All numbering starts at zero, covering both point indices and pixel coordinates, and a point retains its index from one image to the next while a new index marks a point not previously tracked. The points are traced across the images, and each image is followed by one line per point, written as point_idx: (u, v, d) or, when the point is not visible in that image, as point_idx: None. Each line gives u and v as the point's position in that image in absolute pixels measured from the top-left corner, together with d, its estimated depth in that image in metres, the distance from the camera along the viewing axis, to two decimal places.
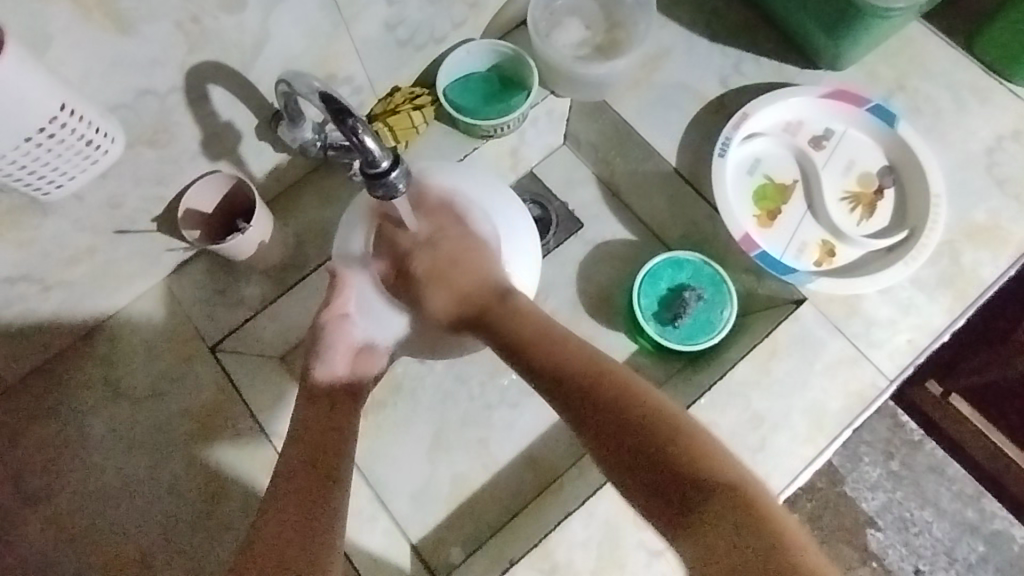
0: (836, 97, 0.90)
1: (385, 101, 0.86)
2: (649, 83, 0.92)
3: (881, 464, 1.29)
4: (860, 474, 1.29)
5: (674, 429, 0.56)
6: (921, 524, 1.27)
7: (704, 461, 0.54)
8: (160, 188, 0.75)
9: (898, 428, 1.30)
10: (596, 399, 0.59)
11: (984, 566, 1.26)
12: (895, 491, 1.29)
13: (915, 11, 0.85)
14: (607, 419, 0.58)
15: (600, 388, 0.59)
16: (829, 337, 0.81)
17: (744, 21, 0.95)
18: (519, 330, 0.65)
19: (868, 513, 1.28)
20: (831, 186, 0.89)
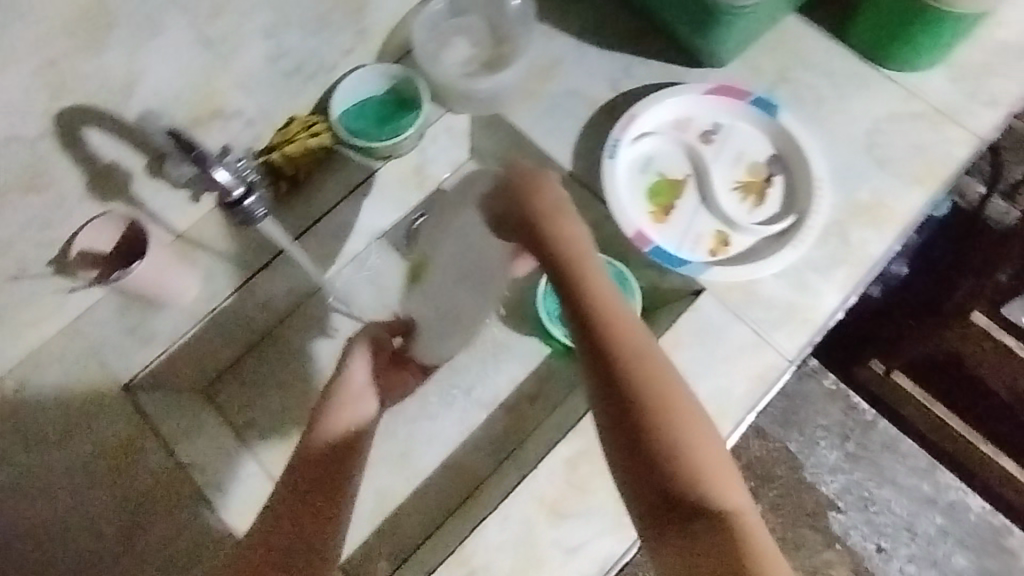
0: (719, 93, 0.93)
1: (282, 132, 0.88)
2: (542, 93, 0.95)
3: (837, 447, 1.33)
4: (818, 458, 1.32)
5: (683, 439, 0.57)
6: (881, 502, 1.30)
7: (705, 475, 0.56)
8: (53, 232, 0.76)
9: (851, 409, 1.34)
10: (630, 407, 0.57)
11: (944, 538, 1.29)
12: (854, 471, 1.32)
13: (770, 7, 0.90)
14: (622, 395, 0.58)
15: (627, 366, 0.58)
16: (727, 324, 0.83)
17: (630, 25, 0.98)
18: (587, 290, 0.61)
19: (828, 496, 1.30)
20: (721, 178, 0.92)
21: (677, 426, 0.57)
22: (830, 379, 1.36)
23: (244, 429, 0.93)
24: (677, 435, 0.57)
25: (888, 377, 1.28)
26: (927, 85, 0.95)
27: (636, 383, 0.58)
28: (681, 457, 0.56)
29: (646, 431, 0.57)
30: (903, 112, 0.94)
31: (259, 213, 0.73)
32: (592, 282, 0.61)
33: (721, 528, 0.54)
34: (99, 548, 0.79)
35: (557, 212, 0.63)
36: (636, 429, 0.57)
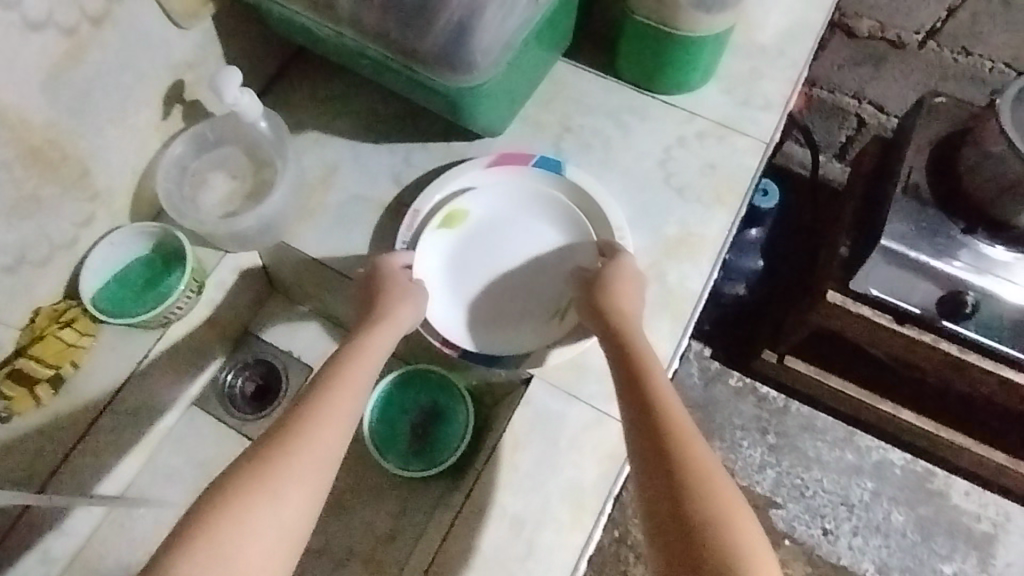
0: (501, 163, 0.87)
1: (29, 330, 0.78)
2: (325, 205, 0.89)
3: (760, 442, 1.30)
4: (745, 459, 1.29)
5: (711, 500, 0.55)
6: (813, 485, 1.28)
7: (724, 537, 0.53)
8: None
9: (762, 402, 1.32)
10: (688, 469, 0.57)
11: (879, 500, 1.26)
12: (780, 462, 1.29)
13: (518, 69, 0.82)
14: (680, 468, 0.58)
15: (665, 440, 0.60)
16: (565, 407, 0.79)
17: (400, 112, 0.93)
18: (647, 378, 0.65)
19: (764, 494, 1.27)
20: (535, 249, 0.87)
21: (703, 489, 0.56)
22: (737, 375, 1.33)
23: None
24: (705, 495, 0.56)
25: (783, 363, 1.25)
26: (703, 102, 0.95)
27: (682, 450, 0.59)
28: (712, 519, 0.54)
29: (696, 498, 0.56)
30: (690, 133, 0.93)
31: None
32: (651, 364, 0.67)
33: None
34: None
35: (626, 283, 0.76)
36: (705, 488, 0.56)
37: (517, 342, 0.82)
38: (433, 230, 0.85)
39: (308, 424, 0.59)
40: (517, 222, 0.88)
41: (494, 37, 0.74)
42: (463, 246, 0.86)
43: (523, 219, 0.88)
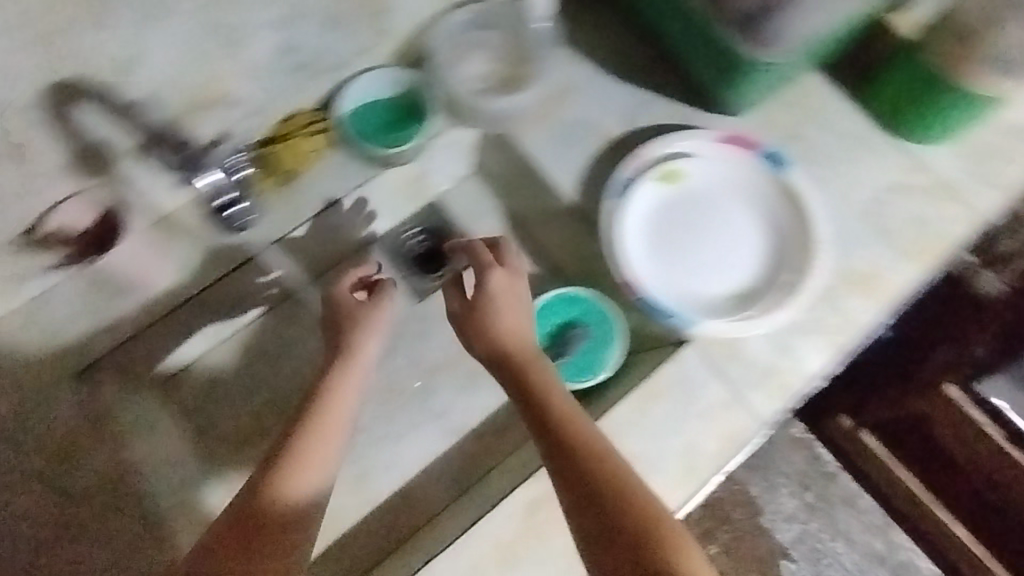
0: (729, 142, 0.90)
1: (281, 124, 0.86)
2: (554, 119, 0.94)
3: (797, 495, 1.33)
4: (777, 505, 1.33)
5: (660, 537, 0.57)
6: (832, 555, 1.31)
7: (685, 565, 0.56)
8: (29, 206, 0.72)
9: (815, 461, 1.34)
10: (620, 516, 0.58)
11: None
12: (809, 521, 1.32)
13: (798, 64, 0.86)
14: (613, 512, 0.59)
15: (597, 478, 0.61)
16: (707, 379, 0.81)
17: (650, 60, 0.96)
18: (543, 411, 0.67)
19: (781, 544, 1.32)
20: (737, 224, 0.89)
21: (669, 535, 0.58)
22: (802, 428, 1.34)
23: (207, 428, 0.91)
24: (657, 533, 0.57)
25: (855, 434, 1.23)
26: (936, 161, 0.94)
27: (618, 496, 0.60)
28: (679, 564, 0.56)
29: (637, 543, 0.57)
30: (911, 185, 0.94)
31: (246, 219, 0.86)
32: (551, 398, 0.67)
33: None
34: (13, 567, 0.76)
35: (506, 305, 0.73)
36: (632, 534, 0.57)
37: (694, 300, 0.85)
38: (650, 180, 0.88)
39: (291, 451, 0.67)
40: (728, 192, 0.90)
41: (803, 21, 0.78)
42: (673, 200, 0.89)
43: (734, 189, 0.90)
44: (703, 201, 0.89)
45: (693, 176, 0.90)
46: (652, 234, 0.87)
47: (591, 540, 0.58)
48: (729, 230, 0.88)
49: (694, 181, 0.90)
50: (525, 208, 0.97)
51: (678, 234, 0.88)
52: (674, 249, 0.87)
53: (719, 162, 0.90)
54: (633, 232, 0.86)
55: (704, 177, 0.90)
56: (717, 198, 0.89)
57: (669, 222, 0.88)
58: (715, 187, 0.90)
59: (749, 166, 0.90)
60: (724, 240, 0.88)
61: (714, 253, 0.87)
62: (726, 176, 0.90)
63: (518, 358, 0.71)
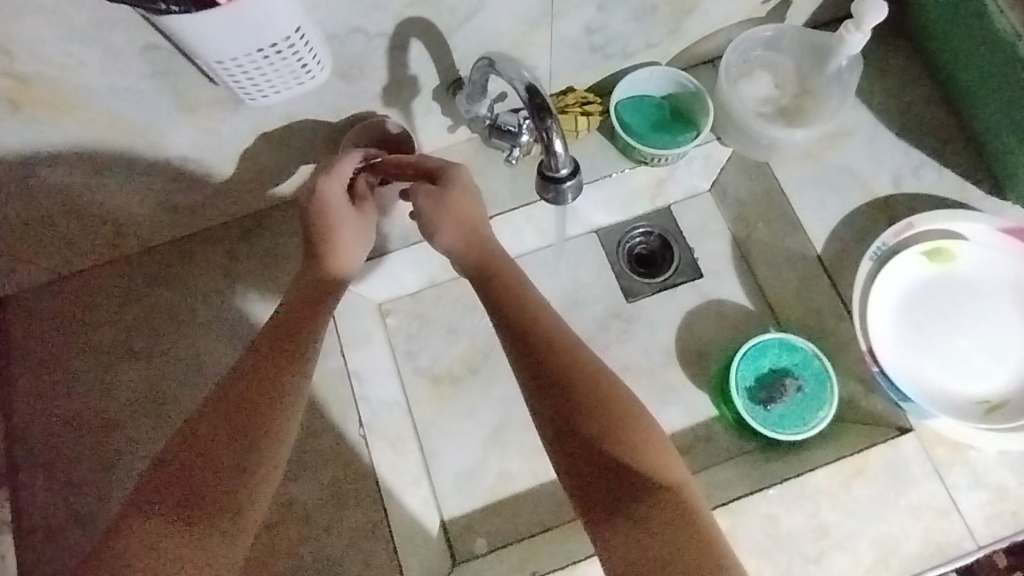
0: (1017, 235, 0.81)
1: (557, 98, 0.87)
2: (819, 159, 0.89)
3: None
4: None
5: (626, 429, 0.58)
6: None
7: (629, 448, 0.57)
8: (335, 117, 0.77)
9: None
10: (604, 416, 0.59)
11: None
12: None
13: None
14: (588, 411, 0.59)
15: (575, 382, 0.61)
16: (925, 477, 0.76)
17: (940, 124, 0.89)
18: (522, 310, 0.68)
19: None
20: (1003, 325, 0.80)
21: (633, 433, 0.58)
22: None
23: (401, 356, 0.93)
24: (611, 421, 0.59)
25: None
26: None
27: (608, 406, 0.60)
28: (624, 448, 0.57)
29: (610, 431, 0.58)
30: None
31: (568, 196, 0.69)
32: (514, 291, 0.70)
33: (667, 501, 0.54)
34: None
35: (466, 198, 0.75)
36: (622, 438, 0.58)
37: (931, 393, 0.79)
38: (916, 253, 0.82)
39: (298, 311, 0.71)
40: (1001, 288, 0.81)
41: None
42: (935, 281, 0.82)
43: (1009, 287, 0.81)
44: (969, 289, 0.82)
45: (965, 261, 0.82)
46: (903, 310, 0.81)
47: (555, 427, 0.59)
48: (991, 329, 0.80)
49: (965, 267, 0.82)
50: (757, 240, 0.93)
51: (931, 319, 0.81)
52: (920, 331, 0.81)
53: (1001, 253, 0.82)
54: (882, 304, 0.81)
55: (979, 265, 0.82)
56: (986, 292, 0.81)
57: (923, 302, 0.82)
58: (987, 279, 0.82)
59: None
60: (984, 339, 0.80)
61: (967, 349, 0.80)
62: (1004, 271, 0.81)
63: (473, 249, 0.75)
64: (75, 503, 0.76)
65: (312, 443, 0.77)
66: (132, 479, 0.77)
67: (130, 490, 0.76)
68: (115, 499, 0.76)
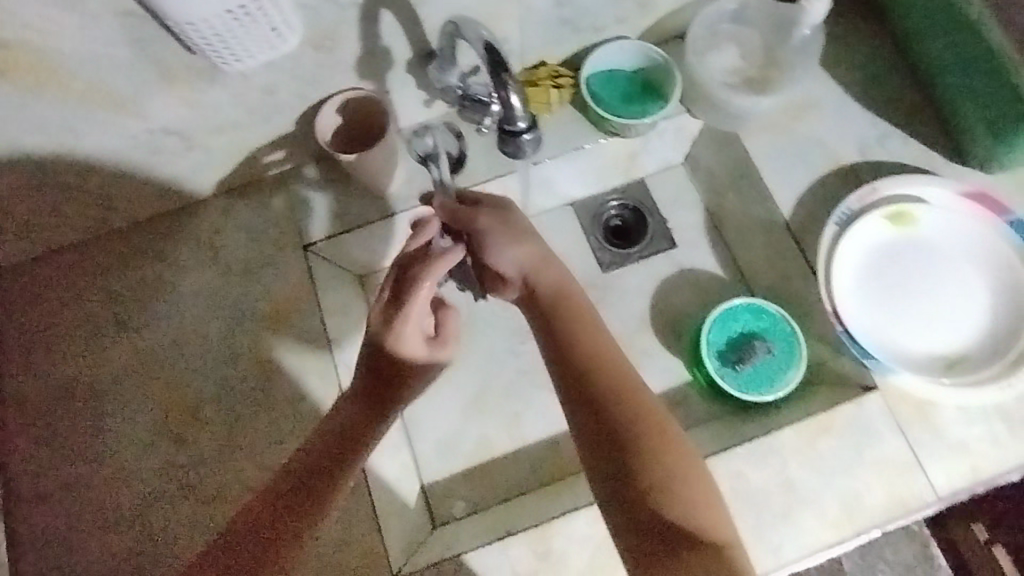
0: (974, 198, 0.84)
1: (529, 72, 0.89)
2: (789, 129, 0.90)
3: None
4: None
5: (664, 460, 0.64)
6: None
7: (667, 480, 0.64)
8: (311, 89, 0.79)
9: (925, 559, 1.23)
10: (638, 441, 0.65)
11: None
12: None
13: None
14: (632, 442, 0.65)
15: (625, 409, 0.66)
16: (888, 432, 0.78)
17: (905, 94, 0.91)
18: (573, 331, 0.70)
19: None
20: (962, 286, 0.83)
21: (664, 463, 0.64)
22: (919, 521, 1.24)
23: None
24: (654, 453, 0.65)
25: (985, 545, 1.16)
26: None
27: (648, 437, 0.65)
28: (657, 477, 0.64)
29: (644, 459, 0.64)
30: None
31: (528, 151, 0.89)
32: (575, 314, 0.71)
33: (701, 544, 0.61)
34: (212, 407, 0.82)
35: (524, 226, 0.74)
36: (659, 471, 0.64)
37: (892, 352, 0.81)
38: (878, 217, 0.84)
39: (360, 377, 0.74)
40: (961, 250, 0.84)
41: None
42: (897, 244, 0.85)
43: (967, 249, 0.84)
44: (930, 252, 0.84)
45: (925, 225, 0.85)
46: (865, 273, 0.84)
47: (592, 450, 0.66)
48: (951, 289, 0.83)
49: (925, 230, 0.85)
50: (728, 210, 0.96)
51: (893, 281, 0.84)
52: (882, 293, 0.83)
53: (961, 216, 0.84)
54: (845, 265, 0.84)
55: (937, 228, 0.84)
56: (946, 254, 0.84)
57: (885, 265, 0.84)
58: (946, 241, 0.84)
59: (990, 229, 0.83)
60: (944, 299, 0.83)
61: (927, 309, 0.83)
62: (964, 233, 0.84)
63: (541, 281, 0.73)
64: (68, 470, 0.80)
65: (294, 407, 0.82)
66: (123, 448, 0.81)
67: (121, 456, 0.80)
68: (106, 465, 0.80)
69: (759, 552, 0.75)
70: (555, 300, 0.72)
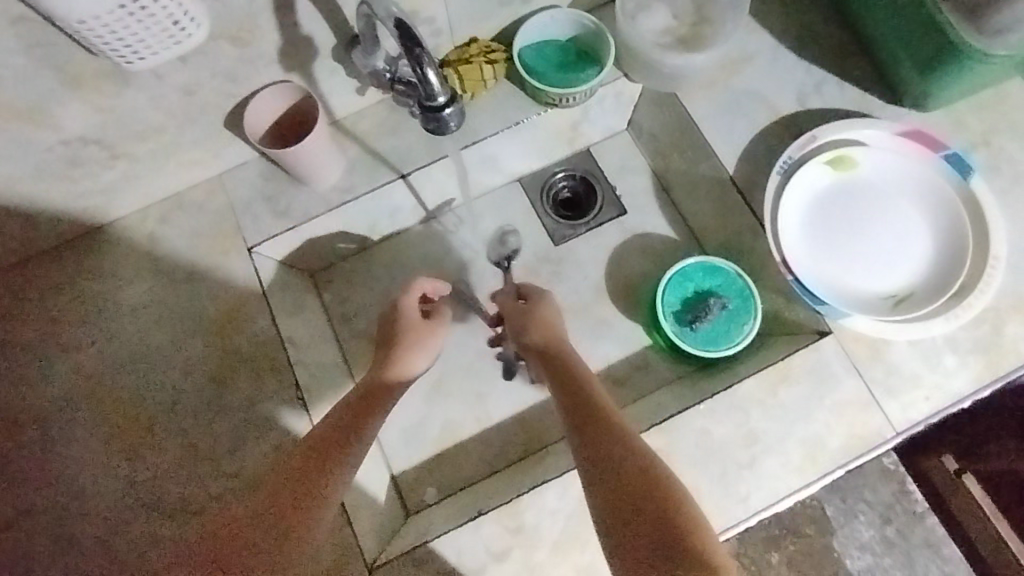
0: (910, 136, 0.85)
1: (459, 50, 0.87)
2: (725, 85, 0.90)
3: (875, 526, 1.26)
4: (851, 531, 1.26)
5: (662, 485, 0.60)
6: None
7: (670, 503, 0.58)
8: (233, 85, 0.77)
9: (902, 493, 1.27)
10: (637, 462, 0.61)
11: None
12: (884, 556, 1.25)
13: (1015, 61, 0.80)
14: (630, 466, 0.61)
15: (623, 440, 0.63)
16: (844, 374, 0.79)
17: (837, 40, 0.91)
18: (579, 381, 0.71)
19: (849, 569, 1.25)
20: (905, 224, 0.84)
21: (666, 491, 0.59)
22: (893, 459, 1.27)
23: (339, 324, 0.95)
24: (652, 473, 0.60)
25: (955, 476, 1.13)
26: None
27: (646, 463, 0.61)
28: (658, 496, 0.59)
29: (645, 481, 0.60)
30: None
31: (452, 124, 0.71)
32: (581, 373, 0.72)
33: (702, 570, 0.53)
34: (166, 419, 0.80)
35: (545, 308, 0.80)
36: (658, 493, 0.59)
37: (842, 294, 0.82)
38: (819, 163, 0.85)
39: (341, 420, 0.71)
40: (902, 189, 0.85)
41: None
42: (839, 188, 0.86)
43: (908, 188, 0.85)
44: (871, 193, 0.85)
45: (865, 167, 0.85)
46: (810, 220, 0.85)
47: (594, 471, 0.62)
48: (894, 228, 0.84)
49: (865, 172, 0.86)
50: (674, 171, 0.96)
51: (837, 225, 0.85)
52: (829, 239, 0.84)
53: (900, 156, 0.85)
54: (790, 214, 0.84)
55: (878, 169, 0.85)
56: (887, 195, 0.85)
57: (830, 211, 0.85)
58: (886, 180, 0.85)
59: (928, 164, 0.84)
60: (888, 238, 0.84)
61: (873, 249, 0.84)
62: (903, 173, 0.85)
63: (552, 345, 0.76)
64: (22, 496, 0.78)
65: (252, 410, 0.80)
66: (78, 469, 0.79)
67: (76, 477, 0.78)
68: (60, 490, 0.78)
69: (728, 504, 0.77)
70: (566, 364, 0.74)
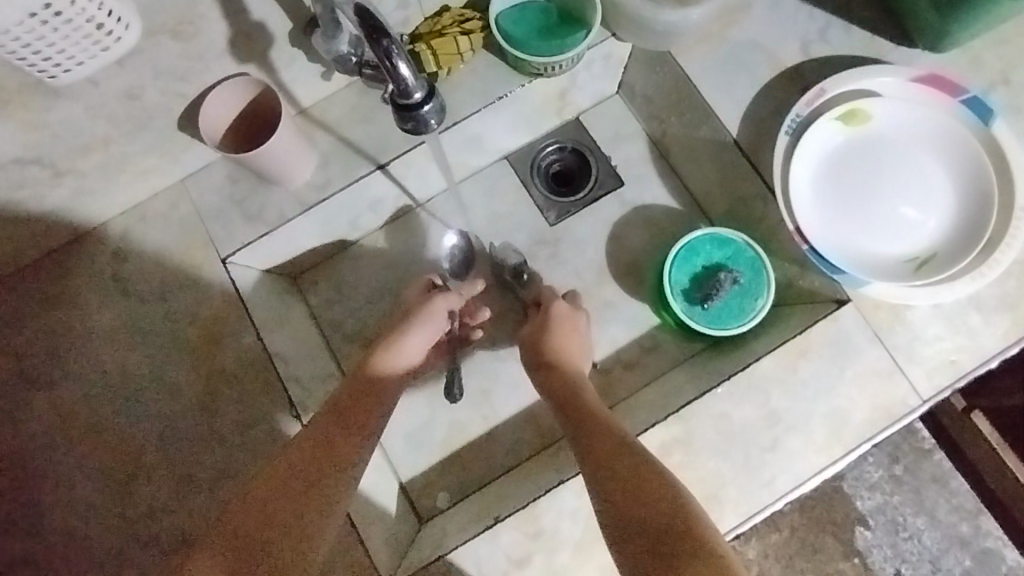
0: (927, 82, 0.78)
1: (431, 21, 0.78)
2: (722, 38, 0.82)
3: (883, 465, 1.14)
4: (860, 472, 1.14)
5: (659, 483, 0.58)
6: (911, 530, 1.13)
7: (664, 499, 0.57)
8: (182, 85, 0.69)
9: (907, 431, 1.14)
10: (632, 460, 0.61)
11: None
12: (893, 494, 1.14)
13: None
14: (626, 466, 0.60)
15: (618, 445, 0.63)
16: (866, 344, 0.75)
17: None
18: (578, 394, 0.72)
19: (860, 511, 1.14)
20: (923, 179, 0.79)
21: (662, 485, 0.58)
22: None
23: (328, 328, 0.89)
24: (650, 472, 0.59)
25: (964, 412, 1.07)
26: None
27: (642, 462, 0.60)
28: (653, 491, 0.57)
29: (639, 481, 0.59)
30: None
31: (432, 122, 0.62)
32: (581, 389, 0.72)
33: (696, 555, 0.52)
34: (157, 453, 0.75)
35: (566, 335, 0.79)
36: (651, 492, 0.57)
37: (862, 259, 0.78)
38: (830, 120, 0.78)
39: (333, 439, 0.67)
40: (920, 141, 0.79)
41: None
42: (852, 146, 0.80)
43: (927, 139, 0.79)
44: (887, 148, 0.80)
45: (880, 120, 0.79)
46: (823, 182, 0.80)
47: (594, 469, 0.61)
48: (913, 185, 0.79)
49: (881, 125, 0.80)
50: (672, 136, 0.89)
51: (852, 185, 0.79)
52: (844, 201, 0.79)
53: (917, 105, 0.79)
54: (801, 177, 0.78)
55: (894, 121, 0.79)
56: (904, 148, 0.79)
57: (843, 171, 0.80)
58: (902, 132, 0.79)
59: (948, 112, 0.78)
60: (906, 195, 0.79)
61: (891, 209, 0.79)
62: (921, 122, 0.79)
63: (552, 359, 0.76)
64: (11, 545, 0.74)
65: (247, 433, 0.76)
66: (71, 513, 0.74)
67: (70, 522, 0.74)
68: (53, 538, 0.74)
69: (752, 488, 0.74)
70: (568, 379, 0.74)
